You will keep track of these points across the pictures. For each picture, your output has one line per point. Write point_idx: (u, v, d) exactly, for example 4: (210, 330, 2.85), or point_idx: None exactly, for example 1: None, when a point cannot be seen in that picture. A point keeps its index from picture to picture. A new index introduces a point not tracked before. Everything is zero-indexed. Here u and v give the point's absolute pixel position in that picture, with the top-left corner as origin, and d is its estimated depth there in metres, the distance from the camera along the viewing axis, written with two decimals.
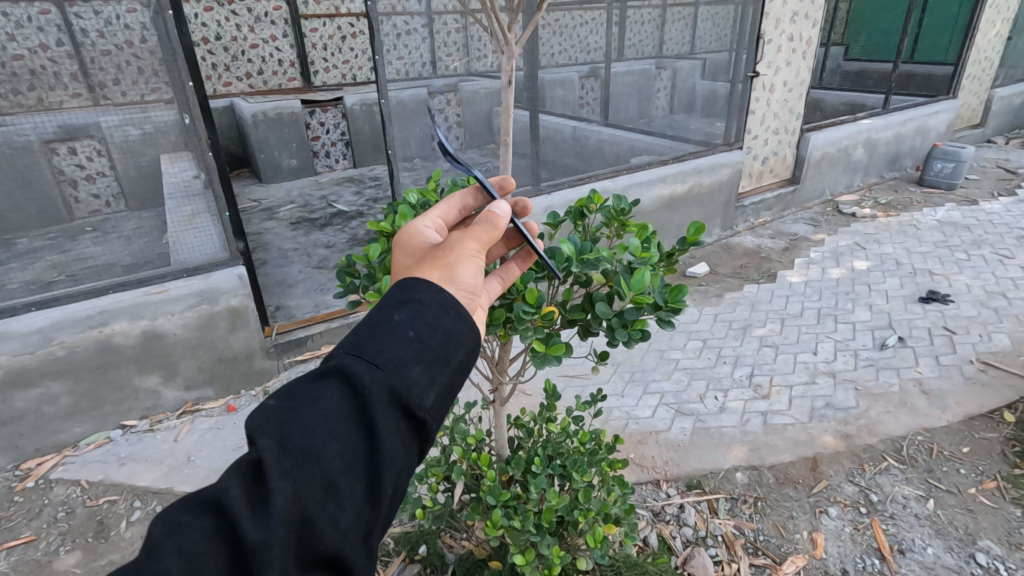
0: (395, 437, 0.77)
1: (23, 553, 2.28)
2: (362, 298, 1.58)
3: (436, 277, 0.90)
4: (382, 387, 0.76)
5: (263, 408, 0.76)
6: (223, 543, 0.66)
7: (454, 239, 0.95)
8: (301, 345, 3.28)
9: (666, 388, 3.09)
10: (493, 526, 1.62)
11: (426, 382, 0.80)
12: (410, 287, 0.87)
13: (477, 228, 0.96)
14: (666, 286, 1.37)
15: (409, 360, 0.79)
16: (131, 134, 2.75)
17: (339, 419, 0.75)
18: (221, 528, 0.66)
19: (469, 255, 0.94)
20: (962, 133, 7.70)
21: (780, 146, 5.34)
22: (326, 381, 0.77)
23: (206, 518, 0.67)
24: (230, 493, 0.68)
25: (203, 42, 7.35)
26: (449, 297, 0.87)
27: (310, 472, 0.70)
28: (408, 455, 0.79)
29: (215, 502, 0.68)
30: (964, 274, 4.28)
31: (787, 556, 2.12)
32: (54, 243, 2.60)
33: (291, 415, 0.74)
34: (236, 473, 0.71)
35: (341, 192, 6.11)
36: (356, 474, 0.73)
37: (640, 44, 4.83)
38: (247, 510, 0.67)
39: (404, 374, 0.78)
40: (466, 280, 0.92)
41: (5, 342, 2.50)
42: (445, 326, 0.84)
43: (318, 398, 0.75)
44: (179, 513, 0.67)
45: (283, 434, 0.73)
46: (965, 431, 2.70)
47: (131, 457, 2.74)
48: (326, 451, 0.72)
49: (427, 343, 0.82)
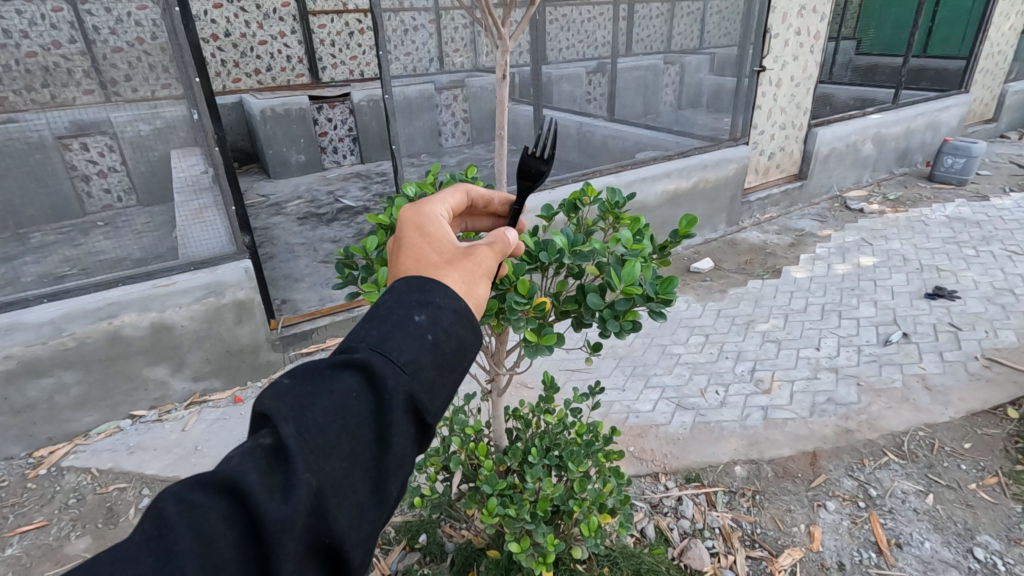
0: (405, 439, 0.78)
1: (35, 537, 2.35)
2: (361, 288, 1.62)
3: (457, 285, 0.93)
4: (401, 390, 0.77)
5: (279, 392, 0.76)
6: (238, 526, 0.65)
7: (479, 250, 0.98)
8: (307, 338, 3.33)
9: (666, 383, 3.10)
10: (489, 514, 1.66)
11: (438, 388, 0.82)
12: (430, 289, 0.89)
13: (498, 246, 1.01)
14: (658, 277, 1.38)
15: (427, 365, 0.81)
16: (140, 130, 2.72)
17: (355, 416, 0.75)
18: (235, 511, 0.66)
19: (487, 271, 0.98)
20: (974, 128, 7.61)
21: (787, 141, 5.31)
22: (345, 374, 0.78)
23: (219, 499, 0.66)
24: (248, 477, 0.66)
25: (212, 39, 7.42)
26: (465, 306, 0.90)
27: (324, 467, 0.71)
28: (413, 458, 0.81)
29: (229, 484, 0.66)
30: (972, 270, 4.24)
31: (783, 549, 2.14)
32: (67, 238, 2.68)
33: (308, 404, 0.74)
34: (251, 455, 0.70)
35: (348, 188, 6.17)
36: (363, 475, 0.75)
37: (647, 39, 4.70)
38: (264, 493, 0.66)
39: (421, 378, 0.80)
40: (479, 293, 0.96)
41: (18, 333, 2.56)
42: (459, 333, 0.86)
43: (336, 391, 0.76)
44: (191, 492, 0.66)
45: (302, 424, 0.73)
46: (967, 426, 2.70)
47: (140, 446, 2.79)
48: (339, 448, 0.73)
49: (441, 349, 0.83)
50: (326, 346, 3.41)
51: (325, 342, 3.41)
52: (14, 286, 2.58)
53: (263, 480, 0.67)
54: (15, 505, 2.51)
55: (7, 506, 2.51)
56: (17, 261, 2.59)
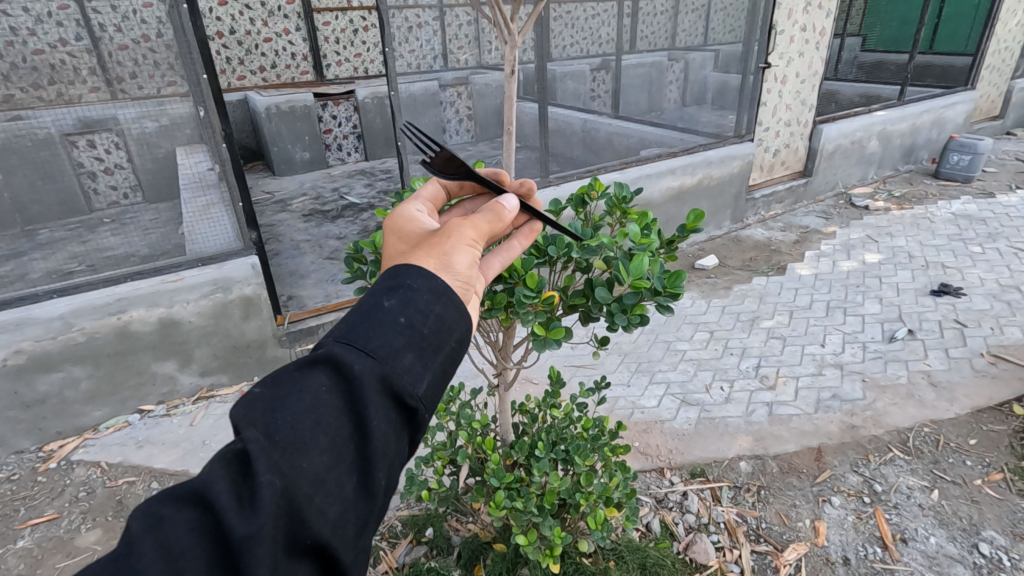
0: (386, 424, 0.78)
1: (46, 530, 2.38)
2: (370, 282, 1.64)
3: (431, 265, 0.92)
4: (372, 373, 0.78)
5: (249, 400, 0.77)
6: (207, 537, 0.65)
7: (454, 226, 0.97)
8: (313, 334, 3.35)
9: (671, 378, 3.11)
10: (497, 507, 1.67)
11: (419, 369, 0.82)
12: (401, 274, 0.89)
13: (477, 218, 0.99)
14: (666, 272, 1.40)
15: (401, 347, 0.81)
16: (147, 127, 2.85)
17: (329, 409, 0.76)
18: (205, 522, 0.66)
19: (465, 240, 0.96)
20: (980, 125, 7.57)
21: (792, 138, 5.30)
22: (315, 371, 0.79)
23: (188, 510, 0.66)
24: (216, 486, 0.67)
25: (217, 36, 7.42)
26: (442, 285, 0.89)
27: (299, 464, 0.71)
28: (400, 443, 0.80)
29: (199, 494, 0.67)
30: (978, 267, 4.23)
31: (789, 543, 2.15)
32: (75, 234, 2.75)
33: (277, 405, 0.75)
34: (221, 464, 0.71)
35: (353, 185, 6.18)
36: (345, 467, 0.75)
37: (652, 36, 4.87)
38: (232, 502, 0.66)
39: (393, 360, 0.80)
40: (461, 267, 0.94)
41: (27, 328, 2.58)
42: (437, 312, 0.86)
43: (307, 388, 0.77)
44: (160, 507, 0.66)
45: (271, 425, 0.74)
46: (973, 423, 2.70)
47: (149, 440, 2.82)
48: (315, 442, 0.73)
49: (417, 330, 0.83)
50: None
51: None
52: (23, 282, 2.60)
53: (232, 488, 0.68)
54: (26, 498, 2.53)
55: (18, 499, 2.53)
56: (25, 258, 2.62)
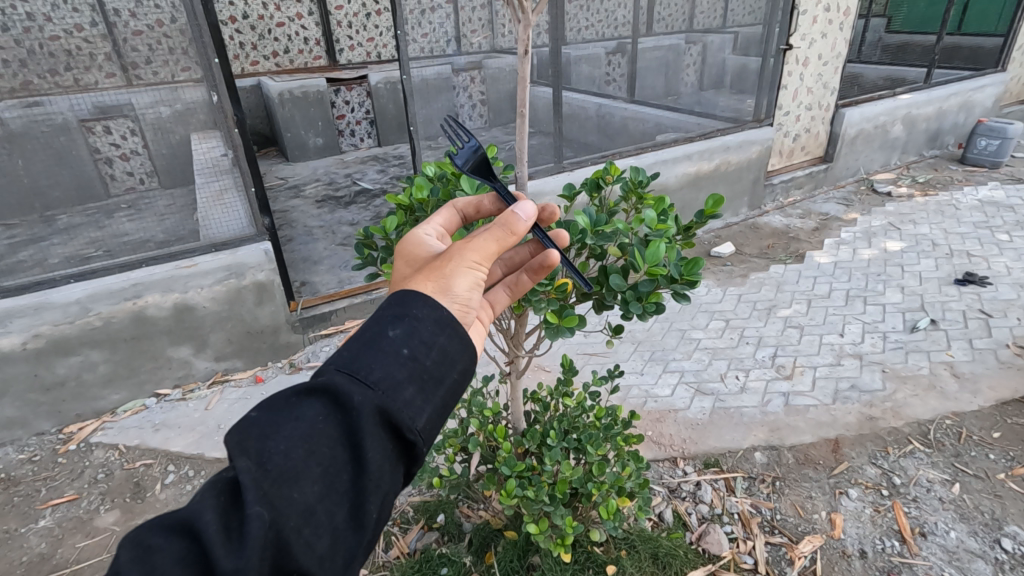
0: (382, 455, 0.79)
1: (67, 510, 2.43)
2: (381, 269, 1.62)
3: (429, 288, 0.92)
4: (371, 406, 0.78)
5: (244, 425, 0.77)
6: (193, 567, 0.67)
7: (460, 248, 0.96)
8: (325, 320, 3.37)
9: (685, 367, 3.08)
10: (507, 496, 1.65)
11: (419, 404, 0.82)
12: (408, 302, 0.89)
13: (491, 233, 0.98)
14: (683, 259, 1.37)
15: (402, 380, 0.82)
16: (161, 113, 2.75)
17: (323, 441, 0.77)
18: (192, 553, 0.68)
19: (466, 266, 0.95)
20: (1011, 108, 7.34)
21: (812, 122, 5.17)
22: (311, 402, 0.79)
23: (177, 541, 0.69)
24: (204, 517, 0.69)
25: (230, 21, 7.37)
26: (447, 314, 0.89)
27: (289, 494, 0.73)
28: (395, 475, 0.81)
29: (188, 525, 0.69)
30: (1004, 256, 4.11)
31: (804, 535, 2.12)
32: (92, 220, 2.72)
33: (271, 433, 0.76)
34: (211, 495, 0.72)
35: (366, 171, 6.16)
36: (336, 499, 0.76)
37: (669, 17, 4.42)
38: (217, 534, 0.68)
39: (393, 393, 0.80)
40: (461, 292, 0.94)
41: (47, 312, 2.62)
42: (440, 344, 0.86)
43: (301, 417, 0.78)
44: (149, 537, 0.69)
45: (262, 453, 0.75)
46: (997, 415, 2.64)
47: (165, 423, 2.85)
48: (306, 473, 0.75)
49: (420, 362, 0.84)
50: (345, 328, 3.45)
51: (343, 323, 3.44)
52: (41, 268, 2.63)
53: (219, 519, 0.70)
54: (48, 478, 2.59)
55: (40, 479, 2.59)
56: (44, 243, 2.62)
